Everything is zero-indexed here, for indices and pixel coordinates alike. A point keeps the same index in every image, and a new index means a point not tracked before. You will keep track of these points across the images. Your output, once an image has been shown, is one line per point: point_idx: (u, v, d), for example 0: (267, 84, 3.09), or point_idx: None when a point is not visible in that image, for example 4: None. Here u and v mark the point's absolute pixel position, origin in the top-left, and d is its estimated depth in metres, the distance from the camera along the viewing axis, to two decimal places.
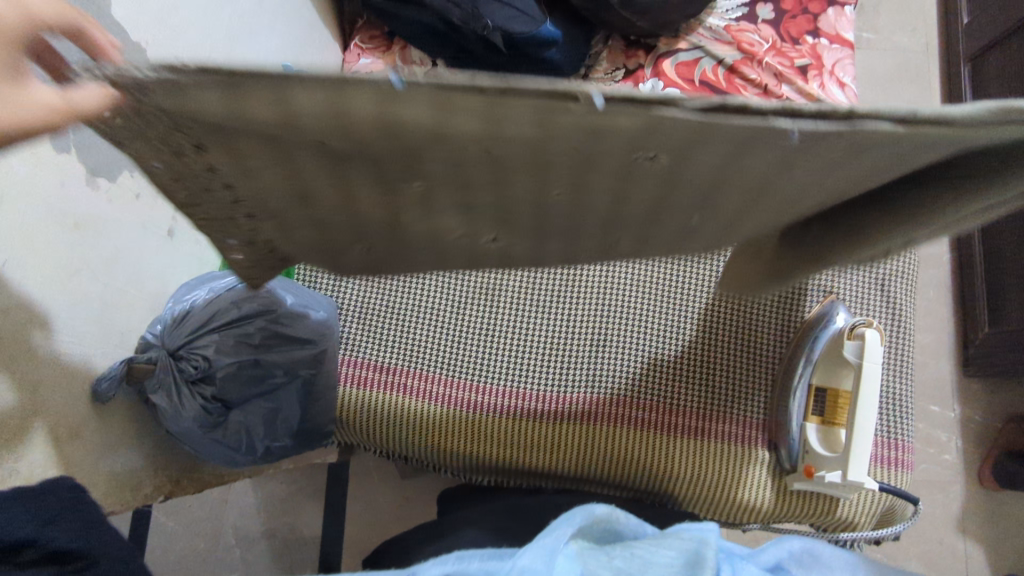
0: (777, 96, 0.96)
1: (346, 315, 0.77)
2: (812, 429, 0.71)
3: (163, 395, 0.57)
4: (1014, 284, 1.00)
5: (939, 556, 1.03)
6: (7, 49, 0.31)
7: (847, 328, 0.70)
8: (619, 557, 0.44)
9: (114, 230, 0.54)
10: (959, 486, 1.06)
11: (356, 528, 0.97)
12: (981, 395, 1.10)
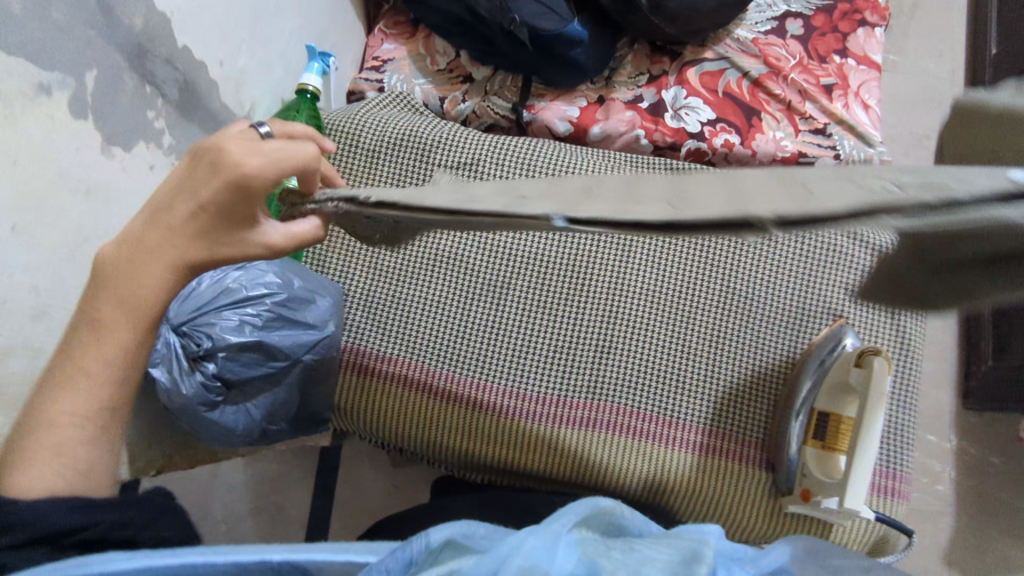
0: (799, 114, 0.95)
1: (351, 302, 0.76)
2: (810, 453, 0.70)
3: (164, 368, 0.56)
4: None
5: None
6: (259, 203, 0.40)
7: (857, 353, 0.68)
8: (618, 552, 0.42)
9: (126, 200, 0.53)
10: (949, 517, 1.06)
11: (344, 514, 0.97)
12: (982, 429, 1.08)
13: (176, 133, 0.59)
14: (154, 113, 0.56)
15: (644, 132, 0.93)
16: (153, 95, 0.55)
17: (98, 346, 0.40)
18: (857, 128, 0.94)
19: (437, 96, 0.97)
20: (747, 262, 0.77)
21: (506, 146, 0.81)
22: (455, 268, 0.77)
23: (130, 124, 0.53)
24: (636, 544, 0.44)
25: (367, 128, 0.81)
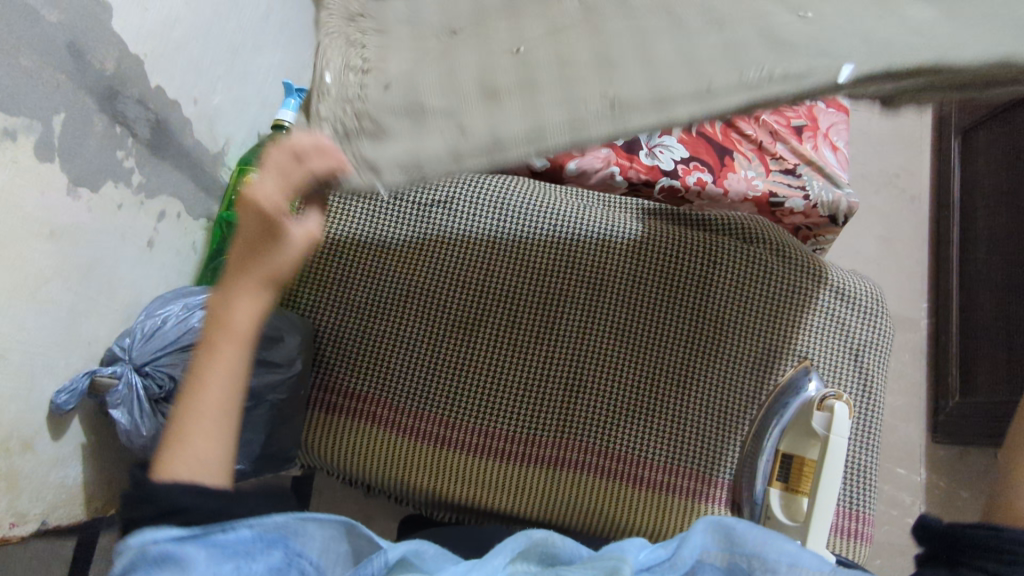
0: (770, 153, 0.97)
1: (322, 338, 0.77)
2: (774, 496, 0.71)
3: (125, 410, 0.55)
4: (985, 353, 1.04)
5: None
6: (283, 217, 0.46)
7: (818, 398, 0.71)
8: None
9: (92, 239, 0.53)
10: None
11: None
12: (946, 462, 1.11)
13: (146, 171, 0.59)
14: (124, 152, 0.56)
15: (619, 169, 0.95)
16: (124, 135, 0.55)
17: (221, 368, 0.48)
18: (826, 170, 0.96)
19: None
20: (714, 300, 0.78)
21: (479, 185, 0.81)
22: (425, 302, 0.78)
23: (100, 164, 0.53)
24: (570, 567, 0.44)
25: None
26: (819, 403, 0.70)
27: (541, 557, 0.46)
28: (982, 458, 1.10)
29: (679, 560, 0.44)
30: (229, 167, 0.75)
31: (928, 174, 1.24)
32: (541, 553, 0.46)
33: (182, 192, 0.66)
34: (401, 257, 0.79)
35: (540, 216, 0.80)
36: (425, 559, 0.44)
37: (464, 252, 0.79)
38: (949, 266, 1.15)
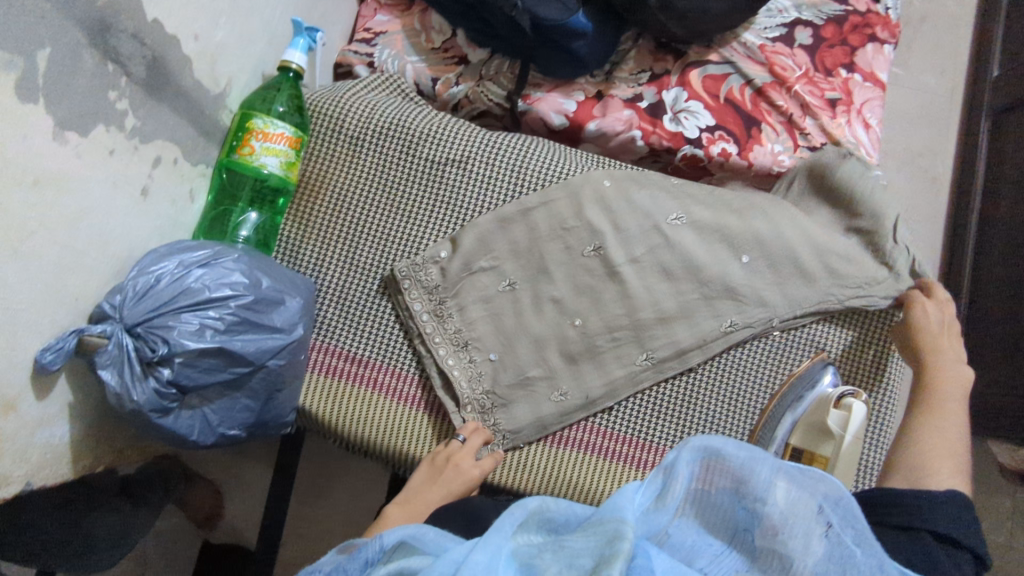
0: (800, 129, 0.92)
1: (324, 299, 0.74)
2: None
3: (113, 372, 0.52)
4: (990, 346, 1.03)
5: None
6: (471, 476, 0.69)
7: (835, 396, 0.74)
8: (555, 554, 0.38)
9: (80, 188, 0.49)
10: None
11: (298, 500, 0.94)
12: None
13: (141, 114, 0.54)
14: (117, 93, 0.51)
15: (642, 133, 0.89)
16: (117, 74, 0.50)
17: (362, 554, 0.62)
18: (856, 149, 0.92)
19: (429, 77, 0.92)
20: (738, 284, 0.75)
21: (497, 146, 0.76)
22: (437, 271, 0.74)
23: (89, 105, 0.48)
24: (574, 535, 0.40)
25: (353, 113, 0.75)
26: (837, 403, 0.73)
27: (540, 524, 0.42)
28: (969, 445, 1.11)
29: (670, 490, 0.43)
30: (231, 110, 0.69)
31: (952, 153, 1.18)
32: (540, 520, 0.42)
33: (179, 136, 0.61)
34: (412, 220, 0.76)
35: (556, 181, 0.76)
36: (425, 542, 0.39)
37: (479, 219, 0.75)
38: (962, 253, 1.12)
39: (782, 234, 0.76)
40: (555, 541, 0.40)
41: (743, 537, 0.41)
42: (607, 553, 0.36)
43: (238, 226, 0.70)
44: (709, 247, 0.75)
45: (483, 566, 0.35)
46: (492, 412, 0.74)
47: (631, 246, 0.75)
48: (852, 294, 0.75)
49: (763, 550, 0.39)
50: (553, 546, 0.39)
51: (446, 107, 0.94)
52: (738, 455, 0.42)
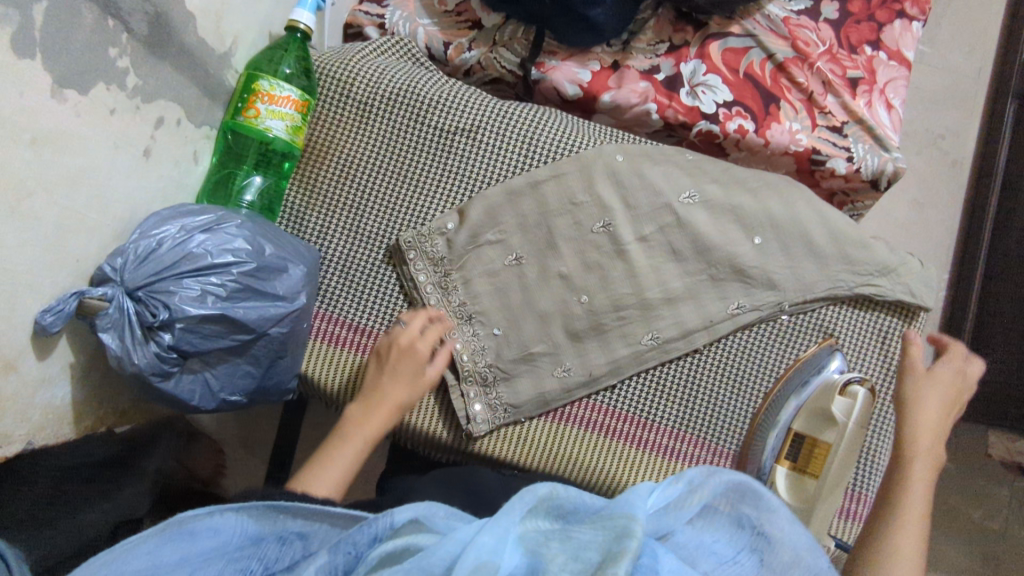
0: (820, 107, 0.89)
1: (328, 267, 0.74)
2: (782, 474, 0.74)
3: (114, 335, 0.52)
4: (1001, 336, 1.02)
5: None
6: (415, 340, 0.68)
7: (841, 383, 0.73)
8: (562, 544, 0.38)
9: (79, 147, 0.48)
10: None
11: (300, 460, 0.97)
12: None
13: (142, 72, 0.53)
14: (118, 50, 0.49)
15: (657, 107, 0.87)
16: (116, 30, 0.49)
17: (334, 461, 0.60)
18: (876, 130, 0.89)
19: (441, 41, 0.90)
20: (748, 267, 0.74)
21: (508, 116, 0.74)
22: (443, 242, 0.73)
23: (88, 62, 0.47)
24: (582, 526, 0.40)
25: (361, 76, 0.73)
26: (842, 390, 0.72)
27: (548, 510, 0.42)
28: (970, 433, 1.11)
29: (697, 496, 0.43)
30: (236, 71, 0.68)
31: (975, 136, 1.14)
32: (549, 506, 0.42)
33: (183, 96, 0.60)
34: (419, 189, 0.75)
35: (567, 155, 0.74)
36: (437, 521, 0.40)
37: (487, 190, 0.74)
38: (978, 240, 1.10)
39: (797, 216, 0.74)
40: (562, 530, 0.41)
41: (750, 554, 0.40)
42: (615, 549, 0.35)
43: (242, 189, 0.69)
44: (721, 227, 0.74)
45: (489, 548, 0.36)
46: (494, 385, 0.74)
47: (641, 223, 0.74)
48: (863, 282, 0.74)
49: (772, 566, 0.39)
50: (561, 535, 0.39)
51: (458, 73, 0.91)
52: (769, 496, 0.43)
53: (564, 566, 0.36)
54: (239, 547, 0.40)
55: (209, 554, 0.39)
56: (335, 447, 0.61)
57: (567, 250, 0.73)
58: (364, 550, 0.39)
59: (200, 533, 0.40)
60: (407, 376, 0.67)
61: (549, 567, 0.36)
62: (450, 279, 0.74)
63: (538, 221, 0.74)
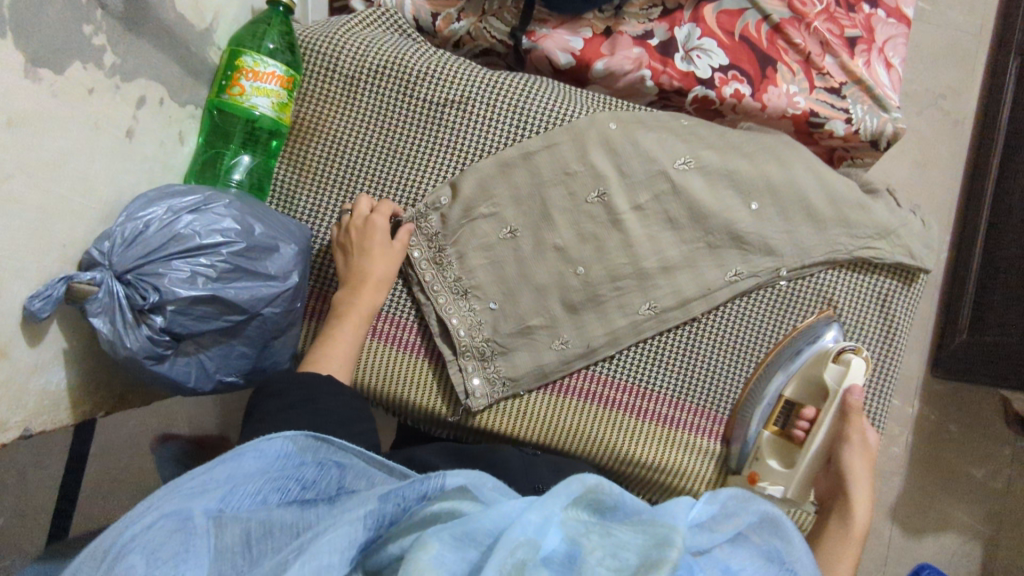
0: (817, 68, 0.88)
1: (321, 246, 0.73)
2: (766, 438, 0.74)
3: (105, 319, 0.52)
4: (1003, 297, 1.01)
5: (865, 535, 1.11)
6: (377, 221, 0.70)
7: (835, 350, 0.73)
8: (601, 538, 0.38)
9: (58, 128, 0.47)
10: (898, 477, 1.11)
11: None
12: (941, 395, 1.12)
13: (120, 50, 0.52)
14: (92, 27, 0.48)
15: (651, 73, 0.85)
16: (90, 7, 0.48)
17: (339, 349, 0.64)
18: (875, 90, 0.88)
19: (429, 11, 0.87)
20: (745, 235, 0.73)
21: (498, 85, 0.73)
22: (436, 217, 0.73)
23: (62, 41, 0.46)
24: (621, 527, 0.40)
25: (347, 50, 0.72)
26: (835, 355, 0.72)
27: (586, 504, 0.41)
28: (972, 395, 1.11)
29: (732, 522, 0.43)
30: (219, 47, 0.66)
31: (976, 94, 1.13)
32: (589, 499, 0.41)
33: (164, 75, 0.59)
34: (410, 163, 0.73)
35: (559, 123, 0.73)
36: (485, 491, 0.39)
37: (479, 162, 0.73)
38: (980, 200, 1.09)
39: (794, 179, 0.73)
40: (601, 525, 0.40)
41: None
42: (655, 558, 0.35)
43: (230, 169, 0.68)
44: (717, 193, 0.73)
45: (533, 530, 0.35)
46: (492, 359, 0.73)
47: (636, 192, 0.73)
48: (862, 245, 0.74)
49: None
50: (601, 530, 0.39)
51: (447, 44, 0.90)
52: (796, 544, 0.43)
53: (601, 562, 0.36)
54: (280, 464, 0.40)
55: (252, 474, 0.38)
56: (335, 330, 0.66)
57: (562, 223, 0.73)
58: (411, 506, 0.38)
59: (247, 453, 0.39)
60: (379, 249, 0.69)
61: (587, 559, 0.36)
62: (445, 254, 0.73)
63: (534, 194, 0.73)
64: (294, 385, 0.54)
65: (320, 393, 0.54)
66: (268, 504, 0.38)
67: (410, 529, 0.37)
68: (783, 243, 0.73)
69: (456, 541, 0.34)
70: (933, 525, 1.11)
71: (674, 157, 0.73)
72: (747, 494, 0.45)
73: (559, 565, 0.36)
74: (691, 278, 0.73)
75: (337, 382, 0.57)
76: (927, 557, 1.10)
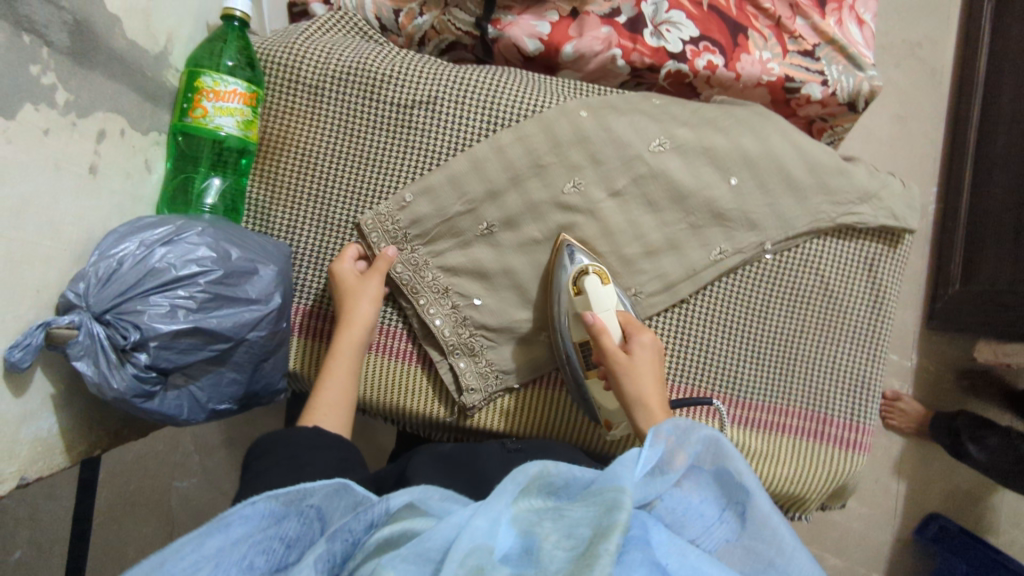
0: (789, 31, 0.87)
1: (301, 260, 0.72)
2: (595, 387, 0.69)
3: (89, 361, 0.51)
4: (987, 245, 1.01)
5: (871, 492, 1.12)
6: (362, 282, 0.68)
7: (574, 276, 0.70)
8: (555, 521, 0.39)
9: (16, 173, 0.46)
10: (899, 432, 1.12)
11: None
12: (937, 346, 1.13)
13: (73, 86, 0.51)
14: (40, 67, 0.47)
15: (621, 52, 0.83)
16: (36, 45, 0.46)
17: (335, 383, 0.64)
18: (849, 49, 0.87)
19: (390, 7, 0.85)
20: (725, 212, 0.73)
21: (464, 81, 0.72)
22: (407, 218, 0.71)
23: (11, 85, 0.45)
24: (574, 504, 0.40)
25: (308, 59, 0.70)
26: (575, 286, 0.70)
27: (540, 489, 0.42)
28: (967, 344, 1.12)
29: (680, 459, 0.43)
30: (178, 70, 0.65)
31: (953, 41, 1.12)
32: (540, 486, 0.42)
33: (122, 104, 0.58)
34: (382, 168, 0.73)
35: (529, 113, 0.72)
36: (433, 505, 0.40)
37: (452, 161, 0.72)
38: (964, 148, 1.09)
39: (771, 150, 0.72)
40: (555, 507, 0.41)
41: (733, 514, 0.42)
42: (605, 524, 0.35)
43: (202, 193, 0.68)
44: (695, 171, 0.72)
45: (483, 532, 0.36)
46: (484, 356, 0.73)
47: (612, 179, 0.72)
48: (844, 211, 0.73)
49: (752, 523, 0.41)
50: (554, 514, 0.40)
51: (412, 42, 0.88)
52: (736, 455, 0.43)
53: (558, 544, 0.37)
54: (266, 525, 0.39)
55: (240, 544, 0.37)
56: (331, 369, 0.64)
57: (543, 216, 0.72)
58: (361, 537, 0.39)
59: (233, 523, 0.37)
60: (368, 294, 0.68)
61: (543, 548, 0.37)
62: (418, 256, 0.72)
63: (511, 190, 0.72)
64: (280, 443, 0.54)
65: (302, 447, 0.54)
66: (255, 569, 0.37)
67: (367, 559, 0.37)
68: (764, 215, 0.73)
69: (411, 560, 0.35)
70: (937, 475, 1.12)
71: (650, 139, 0.72)
72: (687, 422, 0.44)
73: (517, 560, 0.36)
74: (676, 259, 0.73)
75: (324, 436, 0.56)
76: (935, 508, 1.11)
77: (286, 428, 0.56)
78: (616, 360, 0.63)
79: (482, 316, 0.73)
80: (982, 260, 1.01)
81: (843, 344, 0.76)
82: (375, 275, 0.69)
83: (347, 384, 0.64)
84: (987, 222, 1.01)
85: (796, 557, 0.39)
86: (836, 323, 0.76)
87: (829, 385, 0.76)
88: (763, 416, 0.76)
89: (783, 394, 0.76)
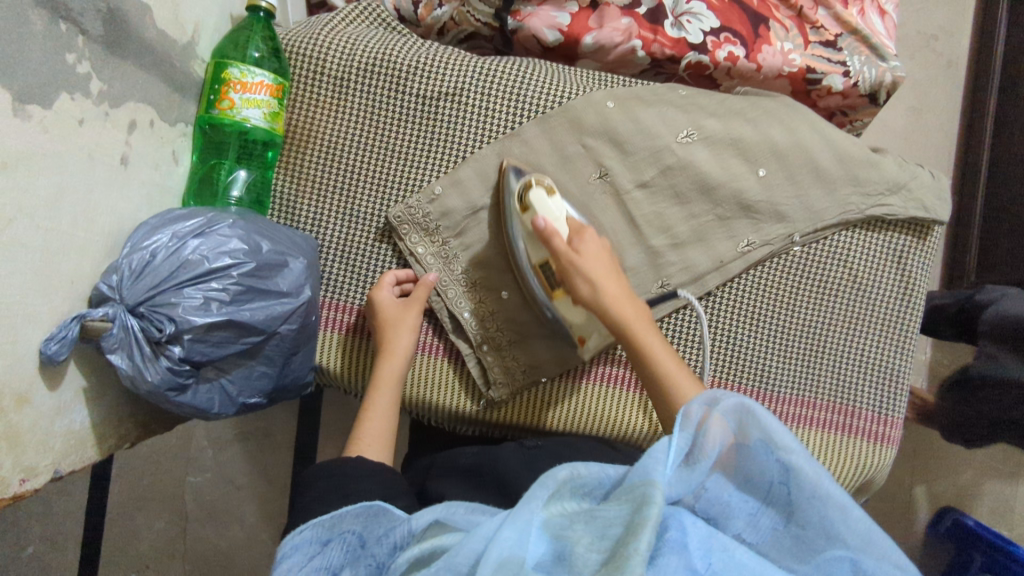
0: (811, 22, 0.87)
1: (328, 252, 0.72)
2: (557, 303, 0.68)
3: (123, 354, 0.51)
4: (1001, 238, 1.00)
5: (887, 486, 1.12)
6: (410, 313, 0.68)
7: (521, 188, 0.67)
8: (588, 524, 0.37)
9: (53, 163, 0.45)
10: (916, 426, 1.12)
11: (329, 442, 1.02)
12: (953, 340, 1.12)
13: (106, 74, 0.50)
14: (76, 55, 0.46)
15: (642, 43, 0.82)
16: (71, 33, 0.46)
17: (375, 401, 0.65)
18: (871, 40, 0.86)
19: None
20: (752, 205, 0.72)
21: (490, 71, 0.71)
22: (435, 209, 0.71)
23: (47, 73, 0.44)
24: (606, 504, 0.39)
25: (333, 49, 0.70)
26: (519, 203, 0.67)
27: (573, 491, 0.41)
28: None
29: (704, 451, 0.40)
30: (203, 61, 0.65)
31: (968, 33, 1.11)
32: (573, 487, 0.41)
33: (151, 95, 0.57)
34: (409, 160, 0.72)
35: (556, 103, 0.71)
36: (457, 520, 0.39)
37: (480, 152, 0.71)
38: (980, 140, 1.08)
39: (800, 141, 0.72)
40: (587, 510, 0.39)
41: (778, 494, 0.40)
42: (635, 520, 0.34)
43: (228, 186, 0.67)
44: (723, 162, 0.72)
45: (512, 543, 0.34)
46: (510, 349, 0.73)
47: (640, 170, 0.72)
48: (874, 203, 0.73)
49: (799, 507, 0.38)
50: (586, 516, 0.38)
51: (431, 33, 0.87)
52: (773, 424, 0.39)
53: (590, 546, 0.36)
54: (316, 553, 0.42)
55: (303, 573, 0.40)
56: (373, 398, 0.65)
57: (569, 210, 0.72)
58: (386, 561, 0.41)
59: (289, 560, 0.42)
60: (409, 324, 0.68)
61: (576, 552, 0.36)
62: (450, 249, 0.72)
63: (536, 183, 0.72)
64: (327, 474, 0.54)
65: (349, 473, 0.54)
66: None
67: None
68: (792, 208, 0.72)
69: None
70: (952, 469, 1.12)
71: (677, 131, 0.71)
72: (716, 392, 0.43)
73: (549, 567, 0.35)
74: (703, 251, 0.73)
75: (370, 466, 0.55)
76: (951, 502, 1.11)
77: (334, 459, 0.55)
78: (570, 261, 0.63)
79: (510, 310, 0.73)
80: (1000, 252, 1.01)
81: (872, 336, 0.76)
82: (415, 301, 0.69)
83: (392, 409, 0.64)
84: (1005, 214, 1.00)
85: (852, 525, 0.37)
86: (864, 315, 0.75)
87: (858, 378, 0.76)
88: (790, 409, 0.75)
89: (812, 387, 0.75)
